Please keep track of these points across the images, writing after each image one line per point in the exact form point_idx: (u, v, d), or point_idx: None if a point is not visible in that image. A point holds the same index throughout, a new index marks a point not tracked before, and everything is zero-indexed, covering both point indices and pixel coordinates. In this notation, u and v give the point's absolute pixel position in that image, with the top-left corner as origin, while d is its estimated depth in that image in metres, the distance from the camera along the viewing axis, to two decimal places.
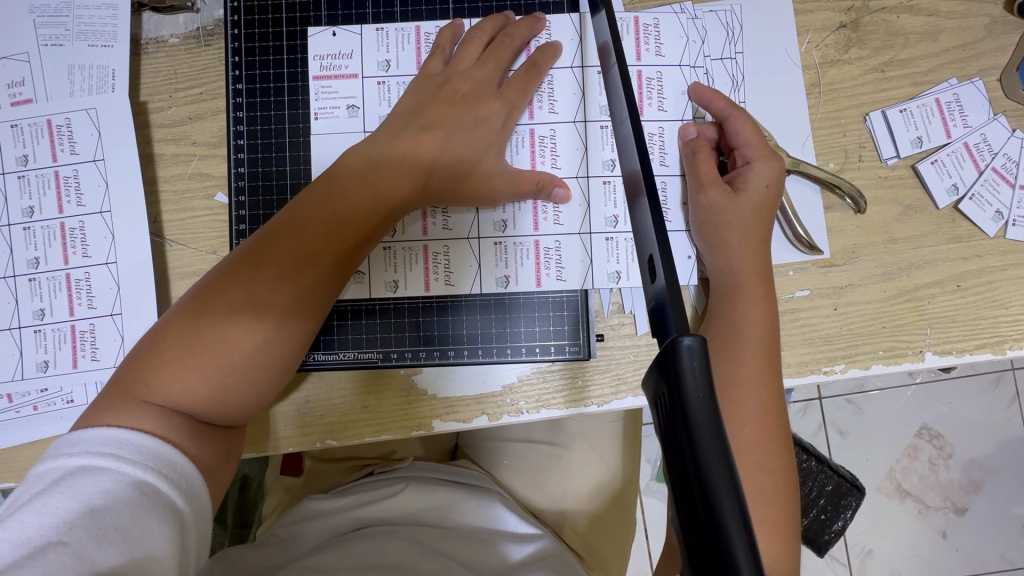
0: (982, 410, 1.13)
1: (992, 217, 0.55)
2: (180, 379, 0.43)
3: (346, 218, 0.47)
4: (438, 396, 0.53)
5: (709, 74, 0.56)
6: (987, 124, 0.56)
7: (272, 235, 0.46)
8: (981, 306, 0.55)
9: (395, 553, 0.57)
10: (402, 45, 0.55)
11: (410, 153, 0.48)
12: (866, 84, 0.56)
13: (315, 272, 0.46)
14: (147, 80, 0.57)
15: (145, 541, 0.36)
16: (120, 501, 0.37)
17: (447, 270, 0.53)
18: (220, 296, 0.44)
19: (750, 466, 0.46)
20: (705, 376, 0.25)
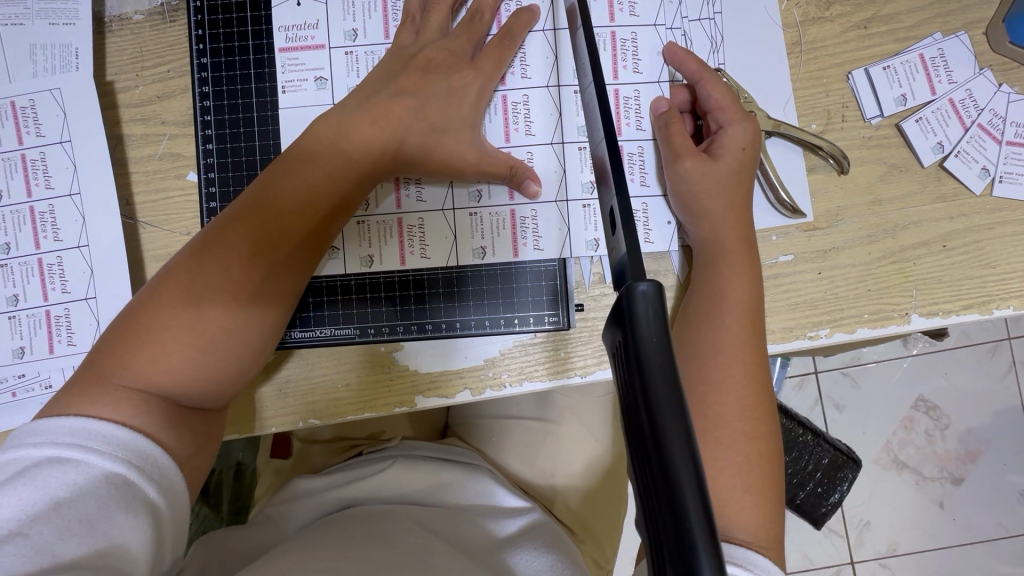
0: (978, 379, 1.13)
1: (978, 174, 0.54)
2: (152, 361, 0.42)
3: (315, 190, 0.46)
4: (419, 372, 0.53)
5: (687, 36, 0.55)
6: (972, 79, 0.54)
7: (240, 213, 0.45)
8: (968, 266, 0.54)
9: (380, 530, 0.57)
10: (370, 12, 0.54)
11: (379, 119, 0.47)
12: (848, 42, 0.55)
13: (287, 246, 0.45)
14: (113, 58, 0.56)
15: (114, 532, 0.37)
16: (85, 494, 0.37)
17: (422, 243, 0.52)
18: (190, 278, 0.43)
19: (734, 432, 0.45)
20: (657, 318, 0.26)
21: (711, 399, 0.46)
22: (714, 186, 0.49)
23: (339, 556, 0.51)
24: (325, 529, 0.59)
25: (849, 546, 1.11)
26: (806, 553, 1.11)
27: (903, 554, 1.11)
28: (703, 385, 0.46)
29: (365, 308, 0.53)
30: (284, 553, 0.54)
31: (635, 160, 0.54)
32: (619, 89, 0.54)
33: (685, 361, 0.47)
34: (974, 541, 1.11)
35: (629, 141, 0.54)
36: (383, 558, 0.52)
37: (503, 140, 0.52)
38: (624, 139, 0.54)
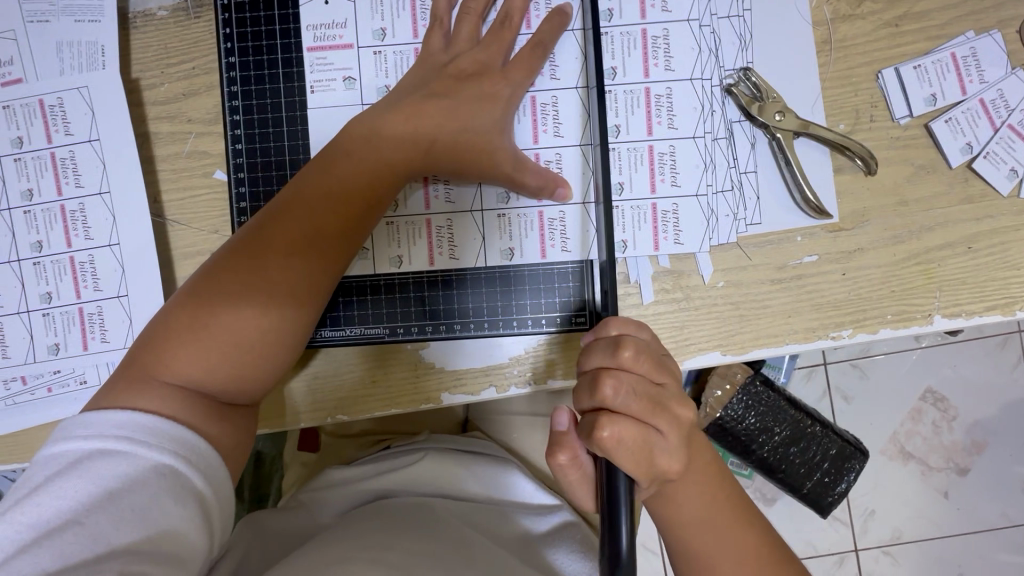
0: (988, 373, 1.13)
1: (1006, 175, 0.54)
2: (195, 358, 0.43)
3: (348, 190, 0.46)
4: (445, 369, 0.53)
5: (717, 34, 0.54)
6: (1004, 79, 0.54)
7: (275, 212, 0.46)
8: (992, 268, 0.54)
9: (419, 520, 0.62)
10: (399, 11, 0.53)
11: (411, 117, 0.48)
12: (879, 40, 0.54)
13: (324, 247, 0.46)
14: (138, 55, 0.56)
15: (165, 520, 0.38)
16: (135, 483, 0.38)
17: (451, 244, 0.53)
18: (228, 275, 0.44)
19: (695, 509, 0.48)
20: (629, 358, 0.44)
21: (681, 533, 0.48)
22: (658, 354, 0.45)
23: (374, 546, 0.54)
24: (362, 518, 0.62)
25: (855, 534, 1.13)
26: (814, 541, 1.13)
27: (907, 542, 1.13)
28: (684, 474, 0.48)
29: (394, 307, 0.53)
30: (319, 543, 0.56)
31: (665, 160, 0.54)
32: (650, 89, 0.54)
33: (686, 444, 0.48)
34: (978, 529, 1.13)
35: (661, 142, 0.54)
36: (418, 550, 0.55)
37: (533, 142, 0.52)
38: (655, 139, 0.54)
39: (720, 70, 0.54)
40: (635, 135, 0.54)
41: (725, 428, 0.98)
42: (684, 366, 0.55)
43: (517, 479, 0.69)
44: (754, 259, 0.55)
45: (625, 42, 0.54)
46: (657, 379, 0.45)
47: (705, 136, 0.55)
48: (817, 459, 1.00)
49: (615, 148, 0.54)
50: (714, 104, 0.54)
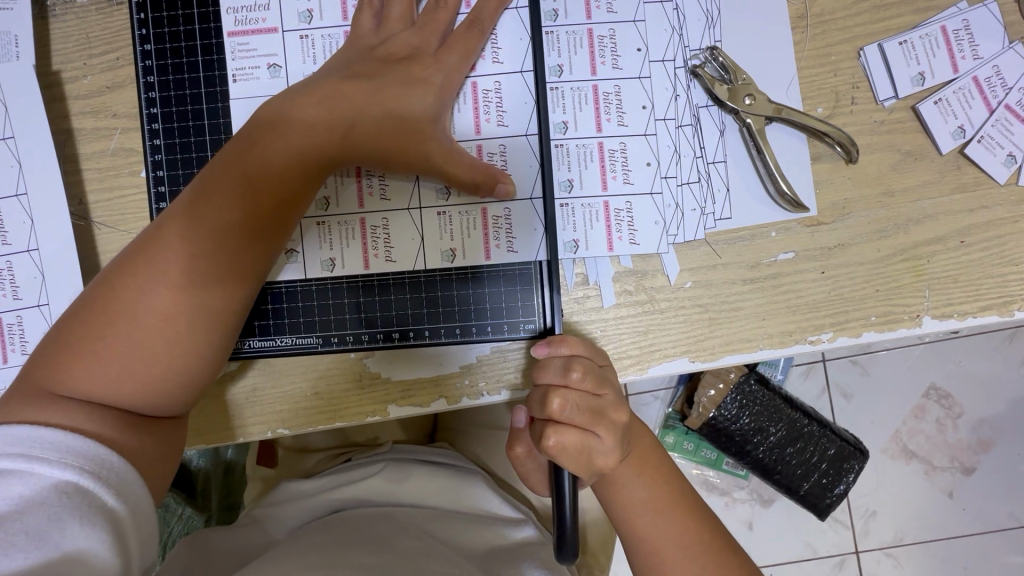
0: (993, 368, 1.08)
1: (1003, 161, 0.49)
2: (101, 368, 0.40)
3: (261, 182, 0.42)
4: (391, 380, 0.49)
5: (679, 10, 0.49)
6: (1000, 54, 0.48)
7: (181, 209, 0.42)
8: (988, 263, 0.49)
9: (375, 532, 0.58)
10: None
11: (327, 99, 0.44)
12: (860, 14, 0.49)
13: (238, 244, 0.42)
14: (57, 46, 0.52)
15: (67, 542, 0.34)
16: (32, 504, 0.35)
17: (387, 244, 0.49)
18: (131, 279, 0.40)
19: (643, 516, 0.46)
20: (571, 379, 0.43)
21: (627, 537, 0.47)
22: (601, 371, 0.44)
23: (321, 564, 0.50)
24: (314, 534, 0.58)
25: (856, 537, 1.08)
26: (812, 546, 1.08)
27: (910, 544, 1.08)
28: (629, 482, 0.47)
29: (327, 315, 0.49)
30: (262, 564, 0.52)
31: (616, 158, 0.50)
32: (596, 87, 0.49)
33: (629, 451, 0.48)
34: (984, 531, 1.08)
35: (610, 139, 0.49)
36: (370, 566, 0.51)
37: (476, 131, 0.48)
38: (603, 137, 0.50)
39: (684, 49, 0.50)
40: (583, 131, 0.50)
41: (720, 428, 0.94)
42: (649, 374, 0.50)
43: (486, 490, 0.66)
44: (725, 257, 0.50)
45: (572, 41, 0.49)
46: (603, 392, 0.43)
47: (667, 123, 0.50)
48: (813, 461, 0.95)
49: (563, 144, 0.50)
50: (679, 88, 0.50)
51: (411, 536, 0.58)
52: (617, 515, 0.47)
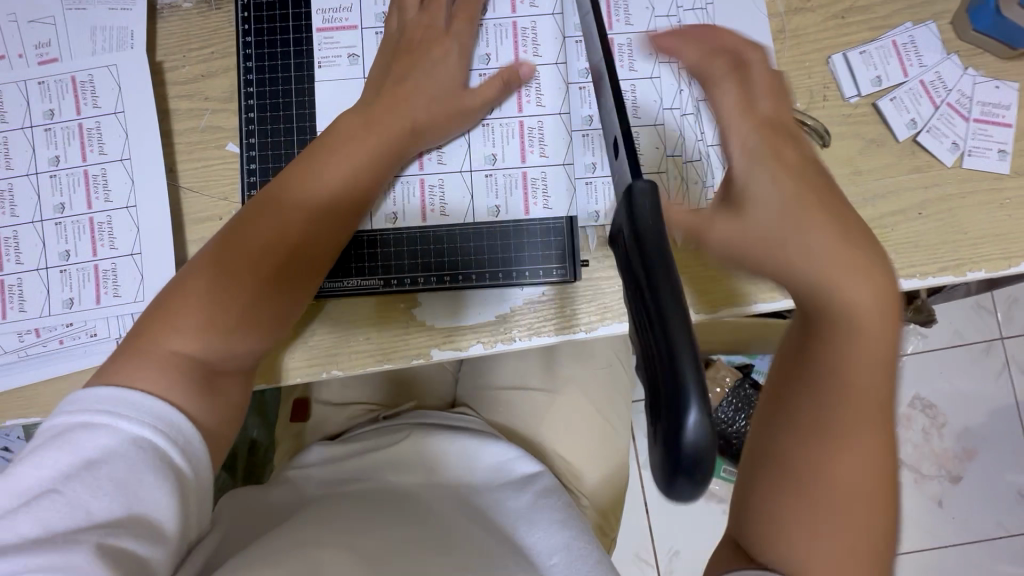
0: (932, 376, 1.33)
1: (948, 148, 0.59)
2: (185, 331, 0.46)
3: (332, 175, 0.52)
4: (436, 326, 0.58)
5: (682, 23, 0.61)
6: (941, 63, 0.60)
7: (265, 201, 0.51)
8: (941, 232, 0.59)
9: (392, 508, 0.62)
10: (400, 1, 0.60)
11: (391, 106, 0.54)
12: (827, 30, 0.61)
13: (312, 223, 0.51)
14: (163, 41, 0.62)
15: (142, 493, 0.41)
16: (115, 454, 0.41)
17: (439, 197, 0.58)
18: (215, 268, 0.48)
19: (854, 460, 0.41)
20: (654, 210, 0.28)
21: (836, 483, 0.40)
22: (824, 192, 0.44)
23: (358, 532, 0.55)
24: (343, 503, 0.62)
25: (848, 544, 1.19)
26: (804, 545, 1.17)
27: None
28: (831, 424, 0.41)
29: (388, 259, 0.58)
30: (302, 519, 0.56)
31: None
32: None
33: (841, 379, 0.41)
34: None
35: None
36: (399, 540, 0.56)
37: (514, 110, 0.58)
38: None
39: None
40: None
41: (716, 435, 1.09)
42: None
43: (505, 450, 0.71)
44: None
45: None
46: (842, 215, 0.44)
47: (673, 112, 0.60)
48: None
49: (588, 133, 0.59)
50: (682, 84, 0.60)
51: (437, 511, 0.63)
52: (816, 463, 0.41)
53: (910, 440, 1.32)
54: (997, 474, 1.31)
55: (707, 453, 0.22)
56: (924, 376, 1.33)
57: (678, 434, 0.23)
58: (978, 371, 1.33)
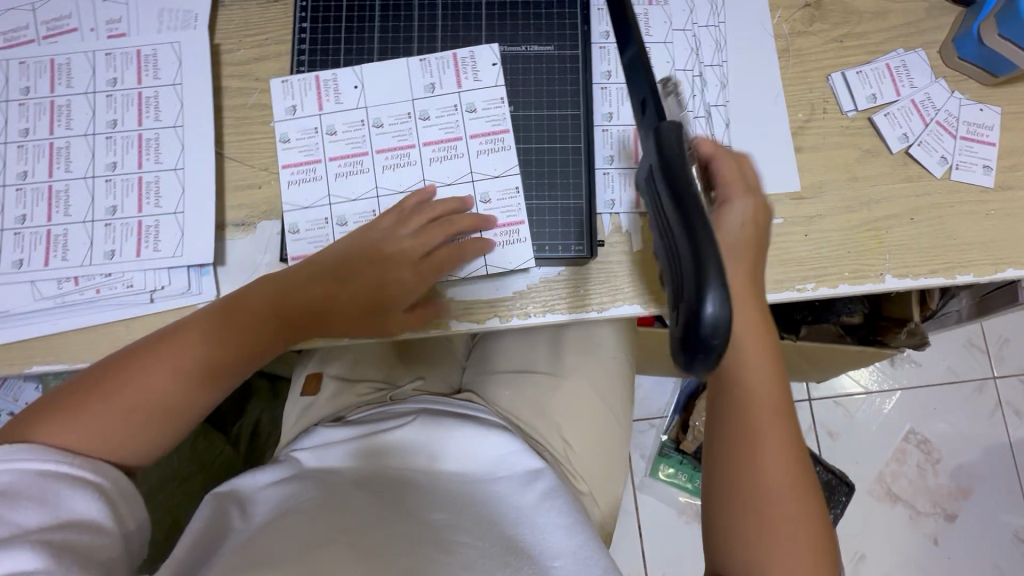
0: (963, 413, 1.35)
1: (937, 161, 0.64)
2: (93, 423, 0.50)
3: (277, 305, 0.56)
4: (454, 299, 0.61)
5: (697, 38, 0.67)
6: (930, 86, 0.66)
7: (212, 319, 0.55)
8: (932, 237, 0.63)
9: (384, 504, 0.59)
10: (432, 136, 0.62)
11: (356, 245, 0.58)
12: (827, 52, 0.67)
13: (250, 339, 0.55)
14: (222, 26, 0.68)
15: (68, 504, 0.45)
16: (26, 483, 0.44)
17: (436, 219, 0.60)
18: (170, 346, 0.52)
19: (784, 495, 0.48)
20: (678, 143, 0.31)
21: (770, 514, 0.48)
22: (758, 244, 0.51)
23: (356, 535, 0.54)
24: (341, 491, 0.61)
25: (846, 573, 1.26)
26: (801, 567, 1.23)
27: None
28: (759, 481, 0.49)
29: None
30: (298, 517, 0.56)
31: None
32: None
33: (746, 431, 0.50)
34: None
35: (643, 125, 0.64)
36: (391, 539, 0.54)
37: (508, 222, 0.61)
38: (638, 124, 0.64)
39: (700, 64, 0.66)
40: (625, 120, 0.64)
41: None
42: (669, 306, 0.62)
43: (506, 444, 0.69)
44: None
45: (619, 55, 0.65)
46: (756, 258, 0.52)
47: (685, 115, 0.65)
48: None
49: (608, 129, 0.64)
50: (695, 90, 0.66)
51: (436, 504, 0.61)
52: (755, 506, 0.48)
53: (904, 474, 1.32)
54: (991, 513, 1.31)
55: (721, 340, 0.25)
56: (918, 410, 1.35)
57: (699, 321, 0.25)
58: (972, 408, 1.35)
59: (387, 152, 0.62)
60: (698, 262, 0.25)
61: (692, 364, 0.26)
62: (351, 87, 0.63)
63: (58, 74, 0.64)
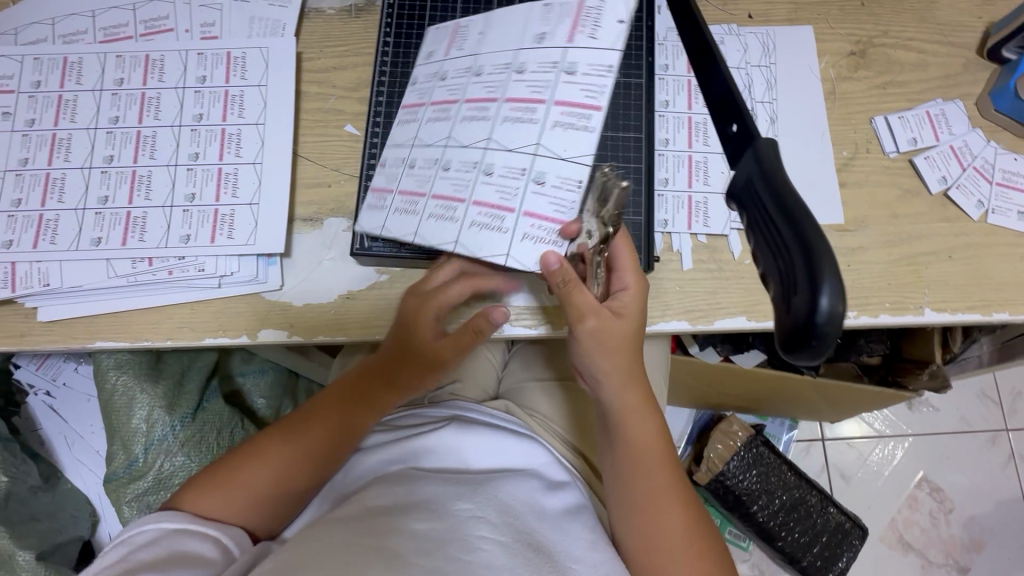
0: (979, 462, 1.35)
1: (974, 204, 0.68)
2: (232, 489, 0.59)
3: (360, 381, 0.66)
4: (508, 305, 0.65)
5: (750, 77, 0.71)
6: (967, 134, 0.70)
7: (316, 404, 0.65)
8: (969, 275, 0.66)
9: (411, 496, 0.58)
10: (546, 94, 0.58)
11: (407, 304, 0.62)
12: (871, 96, 0.71)
13: (345, 413, 0.64)
14: (306, 36, 0.72)
15: (198, 550, 0.54)
16: (169, 534, 0.54)
17: (460, 188, 0.60)
18: (281, 431, 0.63)
19: (674, 525, 0.59)
20: (778, 154, 0.35)
21: (658, 537, 0.59)
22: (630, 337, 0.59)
23: (379, 530, 0.52)
24: (376, 486, 0.61)
25: None
26: None
27: None
28: (650, 518, 0.59)
29: (407, 214, 0.61)
30: (335, 522, 0.55)
31: (701, 167, 0.68)
32: (692, 116, 0.69)
33: (638, 481, 0.60)
34: None
35: (698, 152, 0.68)
36: (420, 534, 0.53)
37: (551, 217, 0.57)
38: (693, 150, 0.68)
39: (751, 100, 0.71)
40: (680, 146, 0.69)
41: (727, 485, 1.15)
42: (716, 325, 0.64)
43: (539, 454, 0.68)
44: None
45: (677, 86, 0.70)
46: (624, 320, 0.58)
47: None
48: (810, 535, 1.17)
49: (664, 154, 0.68)
50: None
51: (465, 494, 0.59)
52: (648, 533, 0.59)
53: (917, 521, 1.31)
54: (1004, 569, 1.29)
55: (835, 330, 0.27)
56: (931, 457, 1.35)
57: (814, 311, 0.28)
58: (985, 460, 1.35)
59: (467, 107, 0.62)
60: (809, 258, 0.29)
61: (804, 353, 0.29)
62: (428, 86, 0.65)
63: (152, 69, 0.68)
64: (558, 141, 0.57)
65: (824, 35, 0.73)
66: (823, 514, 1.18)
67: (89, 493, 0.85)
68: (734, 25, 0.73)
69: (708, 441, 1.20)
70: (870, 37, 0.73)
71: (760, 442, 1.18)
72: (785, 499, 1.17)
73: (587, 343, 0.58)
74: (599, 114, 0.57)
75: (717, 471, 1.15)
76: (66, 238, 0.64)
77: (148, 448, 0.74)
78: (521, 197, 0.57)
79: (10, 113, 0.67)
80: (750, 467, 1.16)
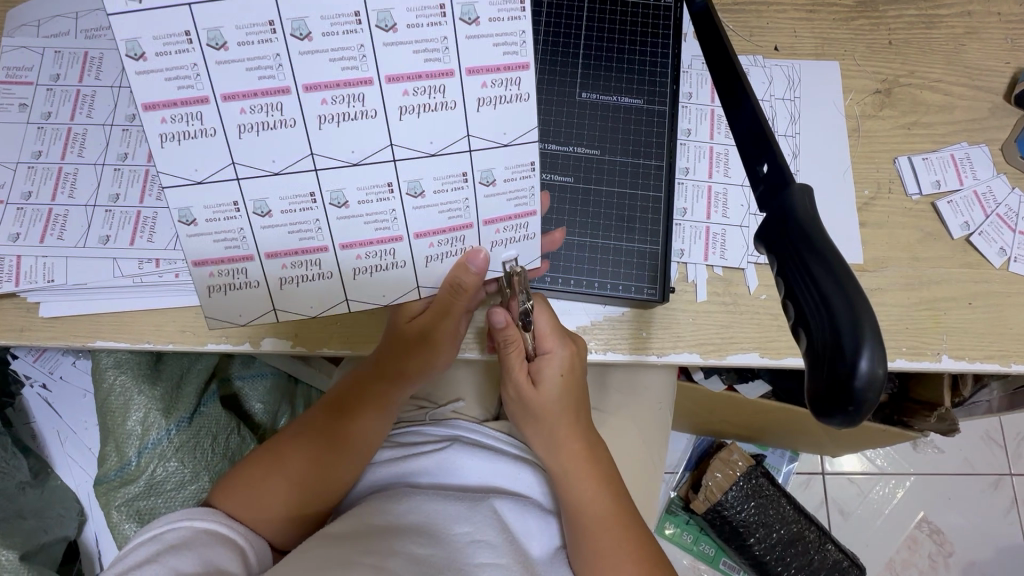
0: (983, 508, 1.32)
1: (997, 252, 0.66)
2: (253, 487, 0.60)
3: (360, 380, 0.63)
4: None
5: (774, 110, 0.71)
6: (992, 180, 0.69)
7: (326, 405, 0.64)
8: (989, 323, 0.65)
9: (404, 513, 0.57)
10: (321, 77, 0.41)
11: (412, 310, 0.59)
12: (895, 136, 0.71)
13: (343, 416, 0.63)
14: None
15: (221, 559, 0.51)
16: (193, 537, 0.52)
17: (385, 223, 0.48)
18: (300, 433, 0.63)
19: None
20: (812, 207, 0.36)
21: None
22: (568, 404, 0.61)
23: (372, 549, 0.50)
24: (370, 501, 0.59)
25: None
26: None
27: None
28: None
29: (376, 269, 0.50)
30: (326, 538, 0.53)
31: (720, 198, 0.67)
32: (713, 146, 0.69)
33: (593, 540, 0.59)
34: None
35: (718, 183, 0.67)
36: (419, 557, 0.51)
37: (506, 214, 0.49)
38: (714, 181, 0.67)
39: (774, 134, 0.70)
40: (700, 176, 0.68)
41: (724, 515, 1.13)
42: (728, 360, 0.63)
43: (539, 481, 0.66)
44: None
45: (699, 115, 0.70)
46: (541, 387, 0.60)
47: None
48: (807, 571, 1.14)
49: (683, 183, 0.67)
50: None
51: (460, 513, 0.58)
52: None
53: (915, 563, 1.29)
54: None
55: (875, 395, 0.29)
56: (932, 498, 1.32)
57: (854, 376, 0.29)
58: (988, 505, 1.32)
59: (326, 90, 0.42)
60: (853, 321, 0.30)
61: (839, 417, 0.30)
62: None
63: None
64: (490, 122, 0.45)
65: (850, 71, 0.72)
66: (821, 550, 1.14)
67: (78, 491, 0.84)
68: (759, 57, 0.72)
69: (706, 470, 1.18)
70: (896, 77, 0.73)
71: (760, 473, 1.16)
72: (783, 533, 1.14)
73: (516, 406, 0.62)
74: (530, 75, 0.43)
75: (715, 501, 1.13)
76: (74, 234, 0.63)
77: (142, 452, 0.73)
78: (473, 208, 0.48)
79: (27, 105, 0.66)
80: (749, 499, 1.13)
